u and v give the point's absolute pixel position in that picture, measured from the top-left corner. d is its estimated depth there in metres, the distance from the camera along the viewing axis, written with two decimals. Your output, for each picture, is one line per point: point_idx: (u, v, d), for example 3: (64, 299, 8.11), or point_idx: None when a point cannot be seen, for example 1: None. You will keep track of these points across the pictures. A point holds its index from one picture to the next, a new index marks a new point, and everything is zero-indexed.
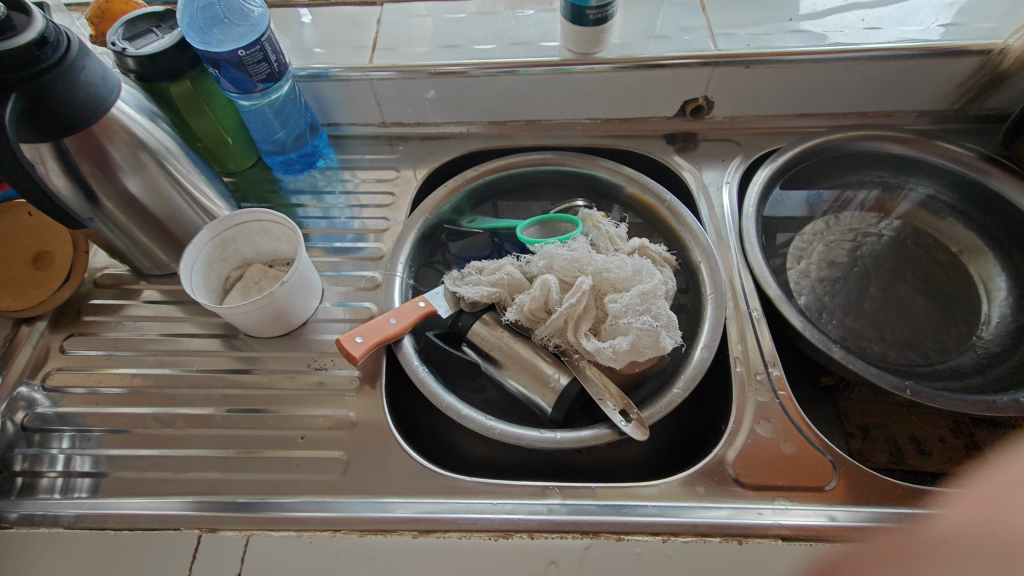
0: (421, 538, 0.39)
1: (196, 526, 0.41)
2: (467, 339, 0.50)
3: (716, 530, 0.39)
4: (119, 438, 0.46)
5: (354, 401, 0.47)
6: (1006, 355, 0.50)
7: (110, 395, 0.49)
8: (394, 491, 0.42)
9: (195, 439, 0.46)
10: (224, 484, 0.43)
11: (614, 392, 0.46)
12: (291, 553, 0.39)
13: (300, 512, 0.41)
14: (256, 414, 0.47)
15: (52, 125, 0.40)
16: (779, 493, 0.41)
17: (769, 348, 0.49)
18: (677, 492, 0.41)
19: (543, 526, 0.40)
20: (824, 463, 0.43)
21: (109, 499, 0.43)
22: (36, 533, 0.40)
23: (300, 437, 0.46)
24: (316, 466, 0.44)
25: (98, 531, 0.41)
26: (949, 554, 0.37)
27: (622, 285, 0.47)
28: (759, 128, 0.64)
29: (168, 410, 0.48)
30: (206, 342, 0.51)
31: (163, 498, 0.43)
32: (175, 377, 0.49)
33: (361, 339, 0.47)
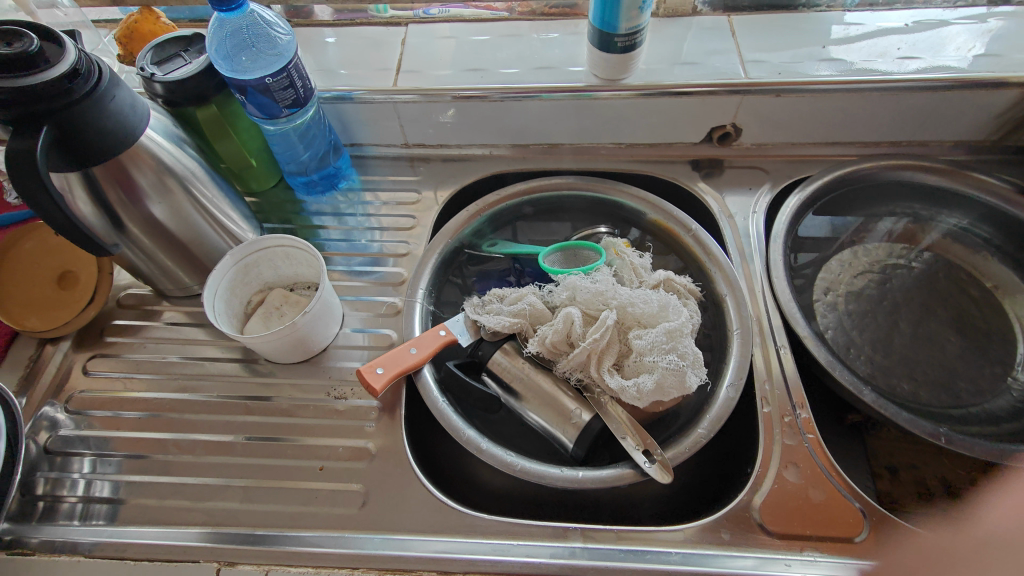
0: None
1: (215, 559, 0.40)
2: (487, 369, 0.50)
3: None
4: (139, 464, 0.46)
5: (372, 432, 0.47)
6: None
7: (132, 419, 0.49)
8: (414, 527, 0.42)
9: (215, 468, 0.46)
10: (242, 515, 0.43)
11: (637, 430, 0.45)
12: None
13: (318, 547, 0.41)
14: (275, 443, 0.47)
15: (80, 154, 0.39)
16: (806, 543, 0.40)
17: (796, 388, 0.48)
18: (701, 538, 0.41)
19: (565, 571, 0.39)
20: (853, 512, 0.42)
21: (129, 528, 0.43)
22: (58, 560, 0.41)
23: (319, 468, 0.45)
24: (335, 499, 0.44)
25: (118, 561, 0.41)
26: None
27: (647, 320, 0.47)
28: (787, 156, 0.62)
29: (188, 436, 0.47)
30: (226, 366, 0.51)
31: (182, 528, 0.43)
32: (195, 402, 0.49)
33: (382, 370, 0.46)
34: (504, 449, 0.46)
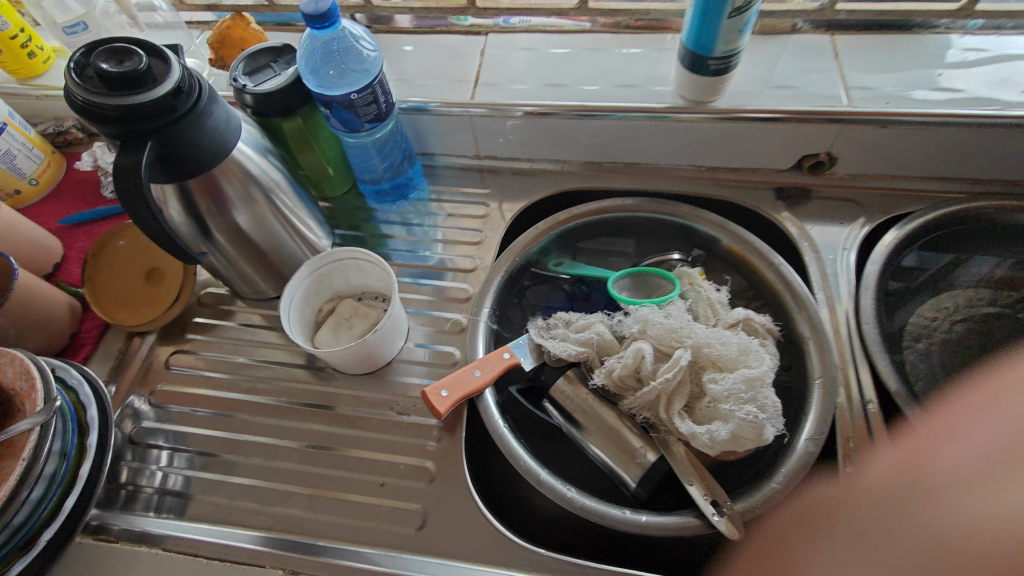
0: None
1: (279, 566, 0.42)
2: (550, 395, 0.49)
3: None
4: (210, 462, 0.48)
5: (433, 452, 0.47)
6: None
7: (206, 416, 0.51)
8: (471, 555, 0.42)
9: (281, 473, 0.47)
10: (305, 524, 0.44)
11: (705, 478, 0.43)
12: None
13: (376, 565, 0.41)
14: (338, 454, 0.48)
15: (179, 166, 0.41)
16: None
17: (884, 448, 0.44)
18: None
19: None
20: None
21: (201, 524, 0.45)
22: (136, 550, 0.43)
23: (380, 484, 0.46)
24: (394, 517, 0.44)
25: (191, 557, 0.43)
26: None
27: (725, 363, 0.44)
28: (884, 188, 0.58)
29: (257, 439, 0.49)
30: (294, 372, 0.53)
31: (249, 530, 0.44)
32: (264, 405, 0.51)
33: (446, 393, 0.47)
34: (566, 483, 0.45)
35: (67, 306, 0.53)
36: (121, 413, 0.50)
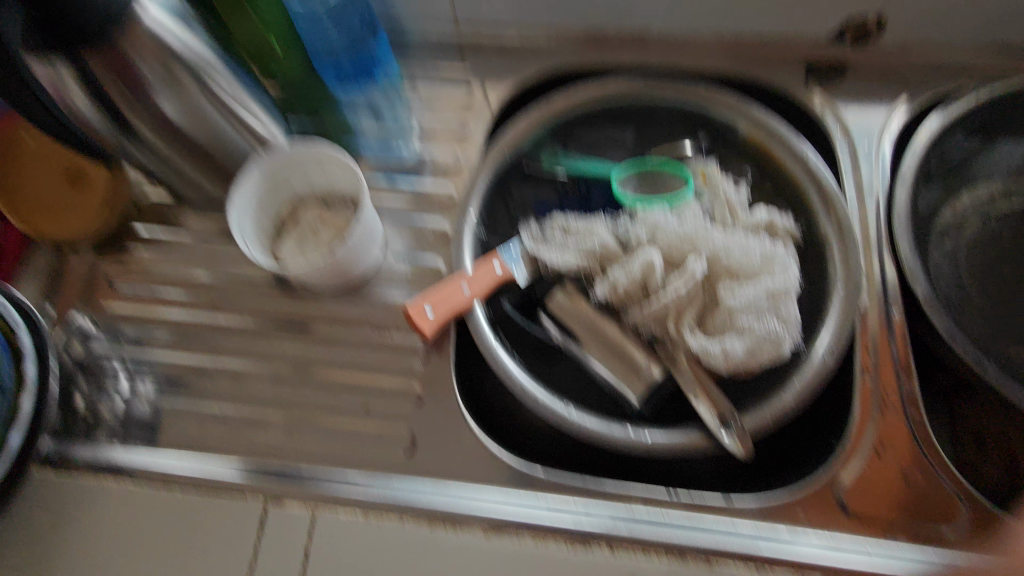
0: (495, 538, 0.37)
1: (261, 496, 0.39)
2: (545, 308, 0.44)
3: (817, 564, 0.36)
4: (174, 389, 0.44)
5: (421, 373, 0.43)
6: None
7: (165, 340, 0.46)
8: (466, 478, 0.40)
9: (254, 399, 0.43)
10: (286, 451, 0.41)
11: (713, 394, 0.40)
12: (356, 536, 0.37)
13: (365, 492, 0.39)
14: (316, 377, 0.44)
15: (65, 36, 0.32)
16: (888, 527, 0.37)
17: (902, 356, 0.42)
18: (774, 513, 0.38)
19: (625, 538, 0.37)
20: (945, 496, 0.38)
21: (173, 454, 0.41)
22: (104, 483, 0.40)
23: (363, 408, 0.42)
24: (382, 441, 0.41)
25: (165, 489, 0.40)
26: None
27: (744, 272, 0.40)
28: (931, 62, 0.50)
29: (225, 363, 0.45)
30: (260, 289, 0.47)
31: (226, 460, 0.41)
32: (230, 327, 0.46)
33: (432, 310, 0.42)
34: (566, 405, 0.41)
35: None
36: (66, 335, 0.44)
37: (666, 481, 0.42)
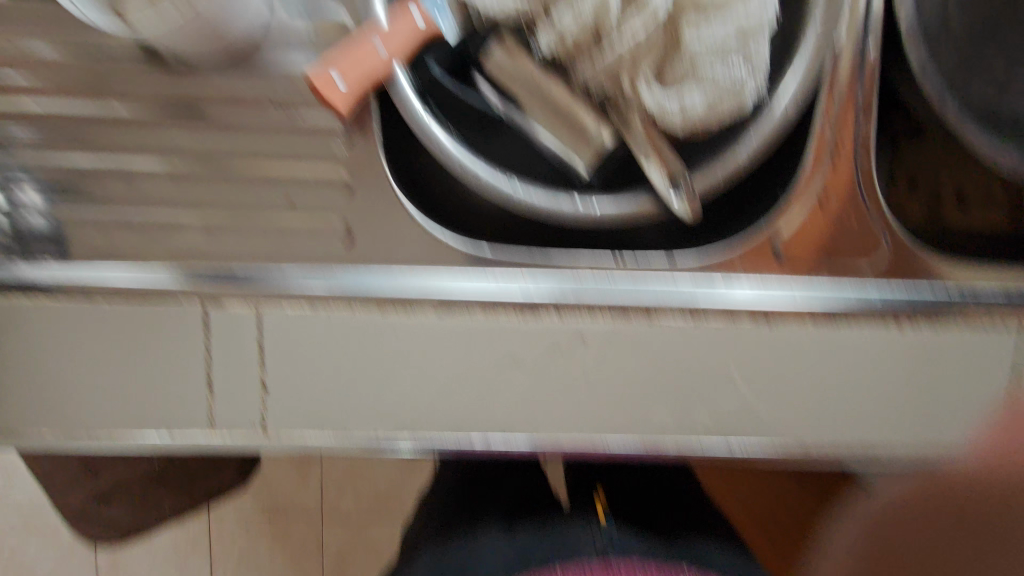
0: (450, 319, 0.39)
1: (197, 299, 0.38)
2: (481, 69, 0.38)
3: (746, 310, 0.40)
4: (58, 195, 0.38)
5: (346, 158, 0.38)
6: None
7: (24, 138, 0.38)
8: (412, 262, 0.39)
9: (157, 199, 0.38)
10: (211, 253, 0.38)
11: (666, 154, 0.37)
12: (311, 328, 0.38)
13: (308, 284, 0.38)
14: (224, 170, 0.38)
15: None
16: (815, 269, 0.40)
17: (866, 100, 0.39)
18: (712, 266, 0.40)
19: (573, 306, 0.39)
20: (874, 238, 0.40)
21: (82, 266, 0.38)
22: (19, 303, 0.37)
23: (287, 200, 0.38)
24: (316, 234, 0.38)
25: (88, 301, 0.38)
26: (944, 337, 0.40)
27: (711, 4, 0.34)
28: None
29: (110, 161, 0.38)
30: (123, 63, 0.37)
31: (146, 267, 0.38)
32: (98, 115, 0.37)
33: (341, 78, 0.34)
34: (509, 180, 0.38)
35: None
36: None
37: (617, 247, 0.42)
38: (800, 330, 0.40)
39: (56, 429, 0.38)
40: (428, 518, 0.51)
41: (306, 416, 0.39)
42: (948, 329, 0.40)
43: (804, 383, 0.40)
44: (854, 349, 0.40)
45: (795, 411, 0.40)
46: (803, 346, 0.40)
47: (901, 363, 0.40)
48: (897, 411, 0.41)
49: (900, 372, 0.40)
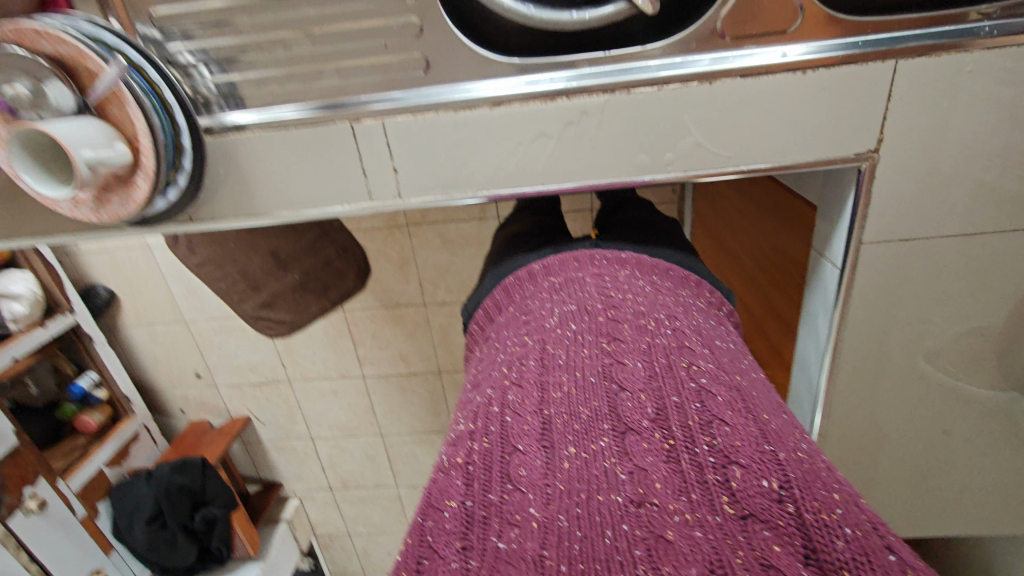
0: (497, 110, 0.55)
1: (334, 120, 0.56)
2: None
3: (697, 77, 0.53)
4: (234, 65, 0.56)
5: (413, 6, 0.52)
6: None
7: (200, 29, 0.55)
8: (460, 77, 0.55)
9: (279, 62, 0.56)
10: (344, 89, 0.56)
11: None
12: (415, 146, 0.57)
13: (379, 106, 0.56)
14: (323, 31, 0.54)
15: None
16: (755, 39, 0.52)
17: None
18: (675, 50, 0.53)
19: (579, 89, 0.54)
20: (794, 7, 0.51)
21: (259, 110, 0.57)
22: (228, 147, 0.58)
23: (384, 45, 0.54)
24: (405, 67, 0.55)
25: (249, 133, 0.57)
26: (851, 78, 0.52)
27: None
28: None
29: (261, 36, 0.54)
30: None
31: (296, 104, 0.57)
32: (236, 7, 0.53)
33: None
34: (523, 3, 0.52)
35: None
36: (143, 42, 0.54)
37: (616, 45, 0.56)
38: (734, 85, 0.53)
39: (281, 209, 0.61)
40: (494, 252, 0.69)
41: (423, 192, 0.59)
42: (869, 68, 0.52)
43: (740, 128, 0.55)
44: (783, 96, 0.53)
45: (736, 151, 0.56)
46: (738, 106, 0.54)
47: (821, 109, 0.54)
48: (820, 138, 0.55)
49: (823, 120, 0.54)
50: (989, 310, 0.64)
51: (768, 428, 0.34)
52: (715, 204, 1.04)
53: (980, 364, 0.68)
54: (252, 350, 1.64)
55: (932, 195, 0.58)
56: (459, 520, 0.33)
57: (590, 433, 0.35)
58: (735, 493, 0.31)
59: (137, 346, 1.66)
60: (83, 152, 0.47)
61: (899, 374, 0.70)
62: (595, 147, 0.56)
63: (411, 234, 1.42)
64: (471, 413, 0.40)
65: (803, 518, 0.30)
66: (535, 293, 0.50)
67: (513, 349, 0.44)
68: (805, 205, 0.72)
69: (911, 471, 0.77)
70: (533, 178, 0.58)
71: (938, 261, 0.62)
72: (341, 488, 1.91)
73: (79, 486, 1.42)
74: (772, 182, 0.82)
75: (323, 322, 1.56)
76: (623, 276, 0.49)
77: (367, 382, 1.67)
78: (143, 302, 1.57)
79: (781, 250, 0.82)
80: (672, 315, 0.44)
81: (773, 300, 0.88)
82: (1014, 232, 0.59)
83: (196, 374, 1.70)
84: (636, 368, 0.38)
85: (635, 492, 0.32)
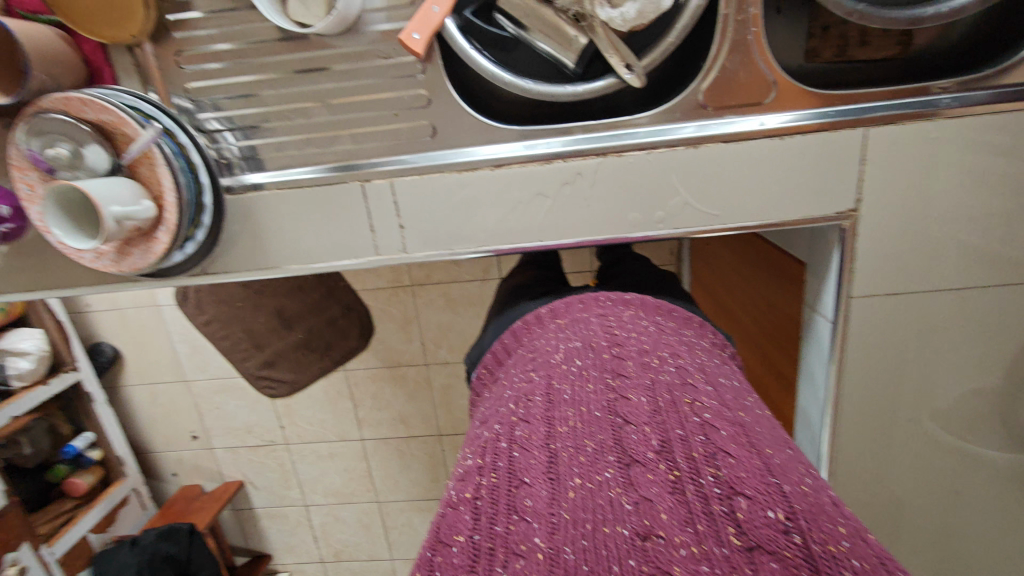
0: (498, 171, 0.59)
1: (346, 180, 0.61)
2: (501, 8, 0.57)
3: (683, 142, 0.57)
4: (257, 131, 0.61)
5: (423, 81, 0.58)
6: None
7: (230, 101, 0.60)
8: (465, 141, 0.60)
9: (300, 128, 0.61)
10: (357, 153, 0.61)
11: (619, 45, 0.54)
12: (421, 204, 0.61)
13: (388, 167, 0.60)
14: (341, 102, 0.59)
15: None
16: (732, 109, 0.58)
17: None
18: (662, 118, 0.58)
19: (574, 153, 0.58)
20: (766, 82, 0.57)
21: (278, 170, 0.62)
22: (245, 204, 0.62)
23: (395, 114, 0.60)
24: (414, 134, 0.60)
25: (266, 191, 0.61)
26: (825, 144, 0.57)
27: None
28: None
29: (285, 106, 0.60)
30: (266, 32, 0.57)
31: (312, 165, 0.62)
32: (263, 82, 0.59)
33: (418, 36, 0.55)
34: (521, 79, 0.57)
35: (53, 36, 0.55)
36: (177, 112, 0.60)
37: (608, 115, 0.62)
38: (717, 149, 0.57)
39: (292, 262, 0.64)
40: (497, 303, 0.71)
41: (427, 248, 0.62)
42: (841, 135, 0.56)
43: (726, 187, 0.58)
44: (764, 158, 0.57)
45: (723, 208, 0.59)
46: (723, 167, 0.58)
47: (800, 171, 0.58)
48: (802, 197, 0.59)
49: (803, 181, 0.58)
50: (984, 364, 0.65)
51: (773, 463, 0.32)
52: (710, 263, 1.07)
53: (982, 421, 0.67)
54: (251, 411, 1.62)
55: (913, 251, 0.61)
56: (467, 556, 0.31)
57: (595, 464, 0.33)
58: (742, 523, 0.29)
59: (136, 406, 1.65)
60: (111, 208, 0.50)
61: (903, 430, 0.69)
62: (590, 205, 0.60)
63: (415, 293, 1.45)
64: (479, 447, 0.38)
65: (810, 549, 0.27)
66: (542, 334, 0.49)
67: (520, 385, 0.42)
68: (794, 262, 0.75)
69: (927, 536, 0.74)
70: (531, 234, 0.61)
71: (927, 316, 0.63)
72: (333, 560, 1.82)
73: (62, 554, 1.36)
74: (761, 241, 0.85)
75: (324, 381, 1.55)
76: (625, 314, 0.47)
77: (365, 444, 1.64)
78: (147, 361, 1.58)
79: (774, 306, 0.84)
80: (677, 352, 0.41)
81: (771, 357, 0.88)
82: (998, 287, 0.61)
83: (193, 436, 1.68)
84: (640, 402, 0.36)
85: (640, 523, 0.30)
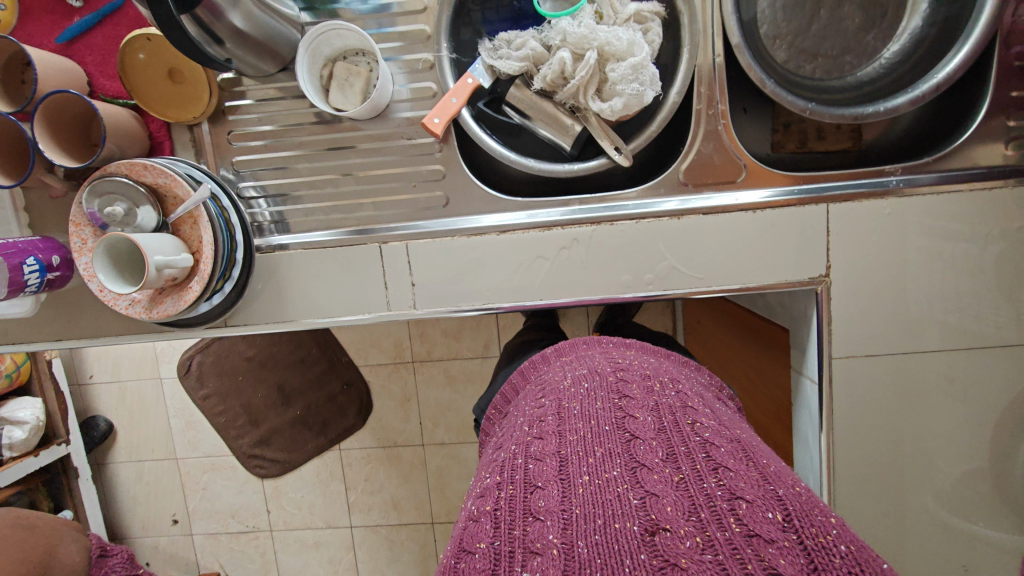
0: (503, 236, 0.66)
1: (365, 241, 0.67)
2: (507, 102, 0.67)
3: (668, 214, 0.65)
4: (287, 199, 0.69)
5: (440, 157, 0.67)
6: (898, 77, 0.65)
7: (269, 172, 0.69)
8: (474, 209, 0.68)
9: (327, 197, 0.69)
10: (376, 219, 0.68)
11: (608, 131, 0.64)
12: (432, 263, 0.67)
13: (404, 232, 0.67)
14: (366, 175, 0.68)
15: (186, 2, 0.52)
16: (709, 186, 0.66)
17: (723, 85, 0.64)
18: (647, 193, 0.66)
19: (571, 221, 0.65)
20: (738, 165, 0.65)
21: (304, 232, 0.69)
22: (271, 261, 0.68)
23: (414, 185, 0.68)
24: (428, 203, 0.68)
25: (291, 251, 0.67)
26: (793, 217, 0.64)
27: (620, 55, 0.59)
28: None
29: (316, 177, 0.68)
30: (307, 117, 0.67)
31: (335, 229, 0.69)
32: (299, 157, 0.68)
33: (438, 120, 0.64)
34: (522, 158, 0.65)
35: (129, 115, 0.65)
36: (221, 180, 0.68)
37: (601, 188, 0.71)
38: (698, 220, 0.64)
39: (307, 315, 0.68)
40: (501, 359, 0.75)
41: (435, 304, 0.67)
42: (806, 208, 0.64)
43: (707, 252, 0.65)
44: (740, 228, 0.64)
45: (706, 271, 0.65)
46: (703, 236, 0.65)
47: (773, 239, 0.64)
48: (777, 263, 0.65)
49: (776, 248, 0.64)
50: (968, 428, 0.66)
51: (768, 470, 0.34)
52: (703, 337, 1.11)
53: (977, 489, 0.67)
54: (237, 493, 1.56)
55: (885, 315, 0.65)
56: (488, 558, 0.31)
57: (604, 468, 0.35)
58: (741, 516, 0.31)
59: (120, 484, 1.59)
60: (155, 257, 0.56)
61: (901, 497, 0.69)
62: (585, 266, 0.66)
63: (415, 370, 1.46)
64: (494, 463, 0.39)
65: (804, 540, 0.29)
66: (551, 367, 0.52)
67: (531, 407, 0.44)
68: (779, 328, 0.79)
69: None
70: (532, 292, 0.66)
71: (906, 378, 0.67)
72: None
73: None
74: (749, 312, 0.90)
75: (316, 461, 1.51)
76: (629, 352, 0.51)
77: (353, 533, 1.55)
78: (140, 436, 1.55)
79: (766, 374, 0.87)
80: (676, 381, 0.45)
81: (767, 427, 0.89)
82: (968, 351, 0.65)
83: (173, 519, 1.59)
84: (646, 420, 0.39)
85: (648, 519, 0.31)
